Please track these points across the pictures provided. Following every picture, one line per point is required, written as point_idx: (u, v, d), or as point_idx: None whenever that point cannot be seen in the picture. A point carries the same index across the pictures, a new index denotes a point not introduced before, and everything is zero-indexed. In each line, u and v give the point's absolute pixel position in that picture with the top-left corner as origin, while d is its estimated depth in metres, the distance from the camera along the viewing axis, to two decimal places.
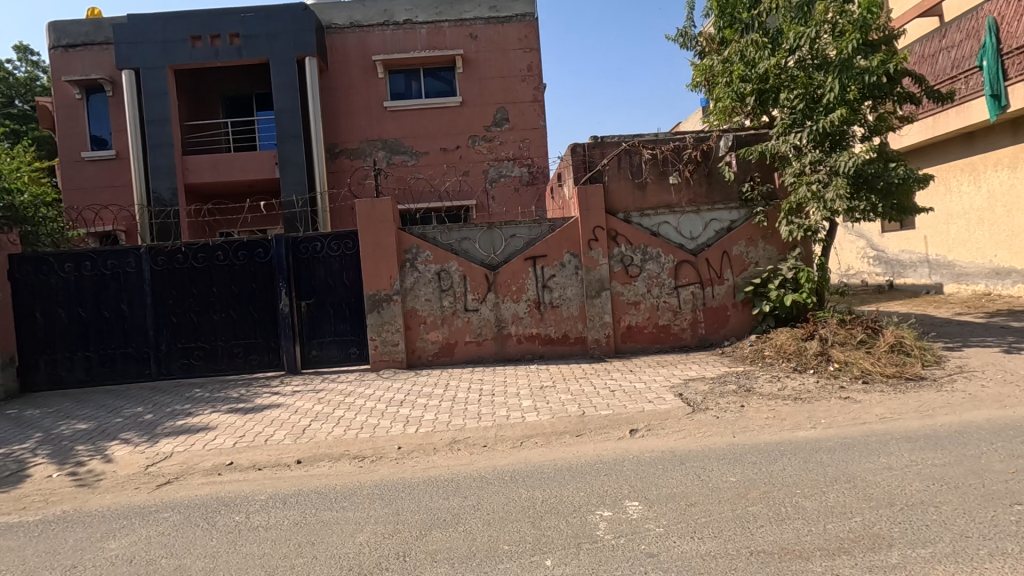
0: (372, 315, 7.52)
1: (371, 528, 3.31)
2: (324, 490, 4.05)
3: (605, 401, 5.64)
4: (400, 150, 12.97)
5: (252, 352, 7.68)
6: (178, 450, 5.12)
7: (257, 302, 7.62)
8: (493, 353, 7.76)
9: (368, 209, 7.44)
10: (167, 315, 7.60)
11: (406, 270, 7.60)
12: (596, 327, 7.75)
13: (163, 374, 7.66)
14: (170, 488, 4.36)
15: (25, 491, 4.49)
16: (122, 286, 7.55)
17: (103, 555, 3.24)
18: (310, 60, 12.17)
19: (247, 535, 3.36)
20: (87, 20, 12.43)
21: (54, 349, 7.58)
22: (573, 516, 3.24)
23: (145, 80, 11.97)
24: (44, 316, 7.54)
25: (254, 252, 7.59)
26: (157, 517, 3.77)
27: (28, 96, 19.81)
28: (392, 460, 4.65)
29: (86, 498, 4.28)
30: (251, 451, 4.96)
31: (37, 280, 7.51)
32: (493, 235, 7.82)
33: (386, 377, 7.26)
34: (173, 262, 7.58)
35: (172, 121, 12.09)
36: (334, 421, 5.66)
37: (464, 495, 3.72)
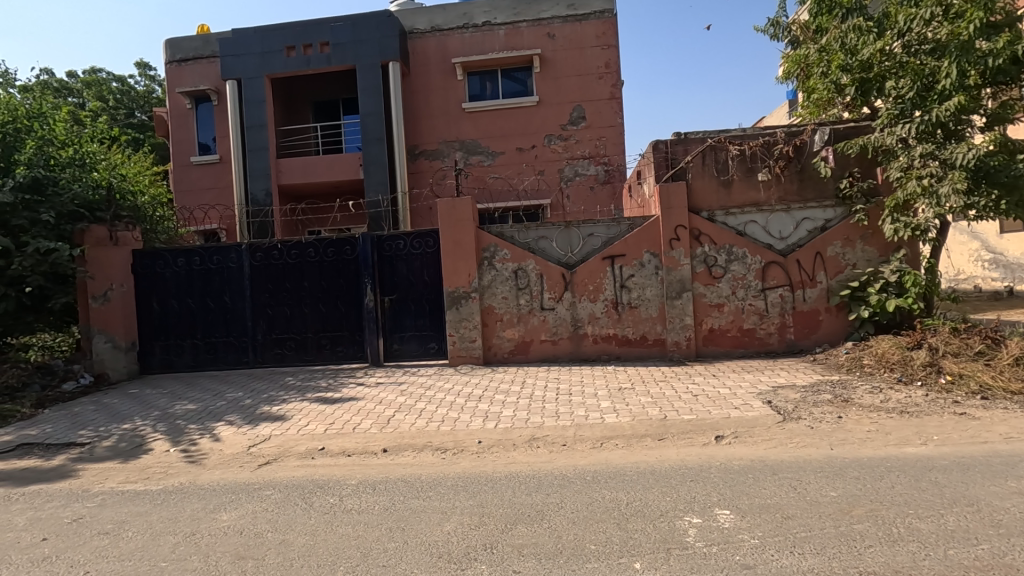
0: (450, 311, 7.70)
1: (457, 518, 3.39)
2: (410, 479, 4.19)
3: (687, 405, 5.47)
4: (477, 151, 13.21)
5: (338, 344, 8.09)
6: (275, 433, 5.50)
7: (344, 297, 8.02)
8: (569, 352, 7.72)
9: (449, 209, 7.62)
10: (263, 307, 8.15)
11: (484, 268, 7.72)
12: (675, 329, 7.54)
13: (259, 362, 8.22)
14: (270, 468, 4.69)
15: (148, 462, 4.99)
16: (225, 279, 8.17)
17: (216, 525, 3.52)
18: (393, 65, 12.67)
19: (342, 516, 3.55)
20: (197, 36, 13.57)
21: (167, 336, 8.33)
22: (661, 520, 3.17)
23: (246, 89, 12.91)
24: (160, 305, 8.30)
25: (342, 250, 8.00)
26: (261, 493, 4.06)
27: (147, 107, 22.04)
28: (472, 453, 4.75)
29: (199, 472, 4.69)
30: (340, 438, 5.23)
31: (154, 272, 8.29)
32: (571, 234, 7.77)
33: (463, 373, 7.41)
34: (269, 258, 8.10)
35: (267, 126, 12.95)
36: (416, 412, 5.86)
37: (546, 493, 3.73)
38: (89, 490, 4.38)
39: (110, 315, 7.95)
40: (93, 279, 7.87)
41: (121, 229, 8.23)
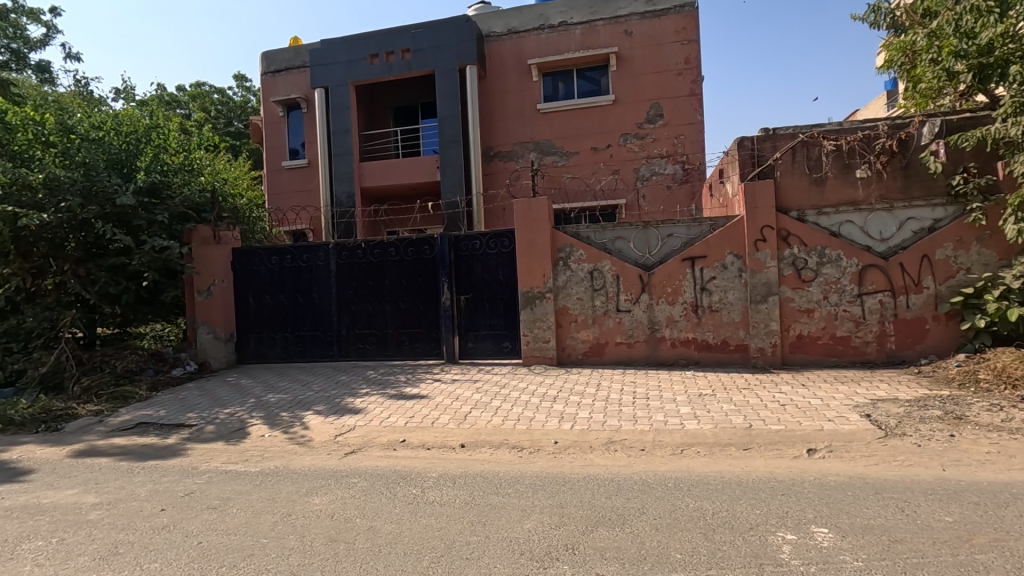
0: (525, 311, 7.75)
1: (537, 517, 3.40)
2: (490, 475, 4.25)
3: (774, 415, 5.20)
4: (551, 151, 13.22)
5: (416, 340, 8.36)
6: (359, 424, 5.76)
7: (422, 295, 8.27)
8: (645, 356, 7.55)
9: (525, 209, 7.67)
10: (347, 303, 8.55)
11: (559, 268, 7.69)
12: (760, 335, 7.17)
13: (343, 356, 8.64)
14: (356, 457, 4.92)
15: (247, 445, 5.38)
16: (313, 277, 8.64)
17: (311, 508, 3.73)
18: (470, 69, 12.94)
19: (425, 507, 3.65)
20: (290, 48, 14.47)
21: (261, 329, 8.93)
22: (752, 534, 3.03)
23: (333, 96, 13.62)
24: (255, 300, 8.90)
25: (421, 249, 8.25)
26: (349, 481, 4.26)
27: (243, 116, 23.71)
28: (549, 453, 4.75)
29: (292, 457, 4.99)
30: (420, 432, 5.40)
31: (250, 270, 8.89)
32: (648, 234, 7.60)
33: (537, 373, 7.42)
34: (354, 256, 8.49)
35: (352, 131, 13.60)
36: (492, 410, 5.94)
37: (628, 497, 3.67)
38: (197, 468, 4.78)
39: (213, 308, 8.62)
40: (199, 275, 8.57)
41: (223, 229, 8.86)
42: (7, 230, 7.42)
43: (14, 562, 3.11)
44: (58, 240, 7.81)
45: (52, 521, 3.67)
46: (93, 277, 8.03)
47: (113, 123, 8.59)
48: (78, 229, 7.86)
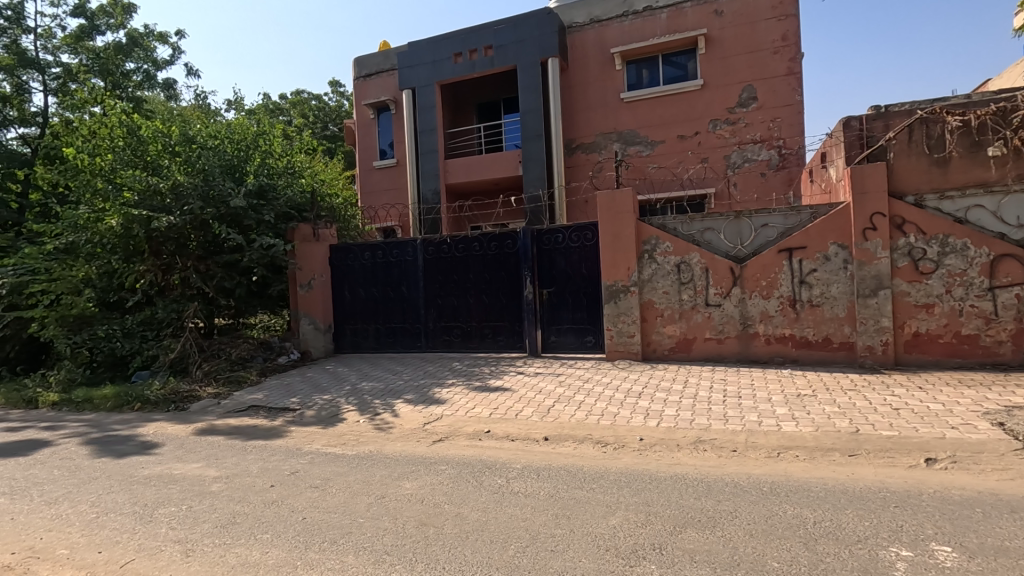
0: (608, 305, 7.63)
1: (623, 514, 3.35)
2: (574, 469, 4.24)
3: (886, 420, 4.76)
4: (635, 141, 12.88)
5: (499, 333, 8.50)
6: (446, 413, 5.96)
7: (505, 289, 8.38)
8: (736, 352, 7.19)
9: (608, 201, 7.55)
10: (434, 297, 8.84)
11: (645, 261, 7.49)
12: (868, 332, 6.59)
13: (430, 348, 8.95)
14: (443, 445, 5.09)
15: (344, 430, 5.73)
16: (402, 271, 9.02)
17: (402, 492, 3.92)
18: (552, 61, 12.88)
19: (510, 497, 3.72)
20: (379, 53, 15.13)
21: (355, 321, 9.45)
22: (860, 547, 2.80)
23: (419, 96, 14.10)
24: (350, 293, 9.43)
25: (504, 243, 8.36)
26: (437, 468, 4.42)
27: (338, 120, 25.20)
28: (634, 450, 4.65)
29: (384, 442, 5.26)
30: (504, 423, 5.50)
31: (345, 265, 9.43)
32: (741, 224, 7.29)
33: (621, 368, 7.29)
34: (440, 251, 8.76)
35: (437, 130, 14.00)
36: (576, 404, 5.91)
37: (718, 499, 3.52)
38: (302, 448, 5.16)
39: (313, 301, 9.26)
40: (301, 270, 9.23)
41: (322, 227, 9.47)
42: (142, 231, 8.36)
43: (152, 524, 3.53)
44: (183, 240, 8.72)
45: (181, 490, 4.13)
46: (211, 273, 8.89)
47: (227, 132, 9.44)
48: (199, 229, 8.74)
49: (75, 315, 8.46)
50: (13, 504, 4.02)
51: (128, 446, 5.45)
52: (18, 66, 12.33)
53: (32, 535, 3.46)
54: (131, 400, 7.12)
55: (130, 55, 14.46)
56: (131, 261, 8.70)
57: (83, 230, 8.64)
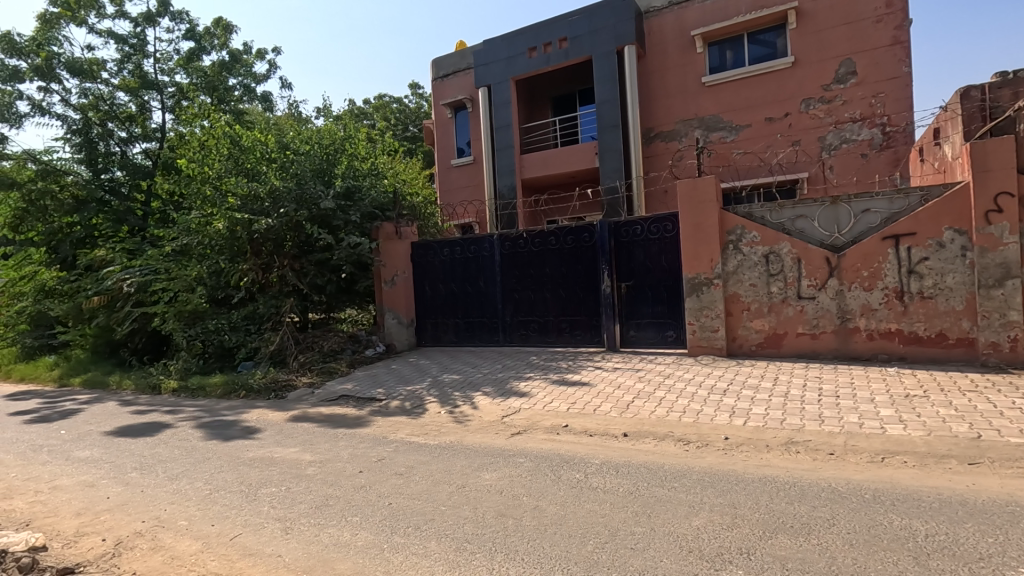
0: (690, 298, 7.34)
1: (707, 514, 3.22)
2: (655, 466, 4.13)
3: (1014, 425, 4.24)
4: (718, 126, 12.27)
5: (577, 327, 8.44)
6: (524, 407, 6.01)
7: (582, 282, 8.30)
8: (833, 349, 6.68)
9: (689, 189, 7.26)
10: (511, 292, 8.92)
11: (729, 253, 7.14)
12: (992, 327, 5.90)
13: (508, 342, 9.05)
14: (521, 438, 5.13)
15: (426, 420, 5.94)
16: (479, 267, 9.18)
17: (482, 482, 4.01)
18: (629, 49, 12.57)
19: (588, 492, 3.69)
20: (456, 52, 15.43)
21: (436, 315, 9.75)
22: (981, 566, 2.52)
23: (495, 93, 14.26)
24: (430, 288, 9.73)
25: (581, 237, 8.27)
26: (516, 460, 4.47)
27: (418, 121, 26.00)
28: (719, 449, 4.45)
29: (464, 433, 5.39)
30: (582, 418, 5.46)
31: (425, 261, 9.74)
32: (838, 210, 6.70)
33: (705, 364, 7.00)
34: (517, 246, 8.82)
35: (513, 125, 14.10)
36: (656, 400, 5.76)
37: (813, 504, 3.29)
38: (388, 437, 5.41)
39: (396, 296, 9.58)
40: (385, 266, 9.54)
41: (404, 225, 9.86)
42: (245, 233, 9.08)
43: (256, 502, 3.85)
44: (280, 241, 9.39)
45: (281, 472, 4.46)
46: (305, 270, 9.52)
47: (317, 138, 10.04)
48: (294, 230, 9.38)
49: (189, 311, 9.31)
50: (143, 478, 4.53)
51: (235, 430, 5.97)
52: (141, 87, 13.78)
53: (158, 506, 3.89)
54: (238, 388, 7.79)
55: (232, 71, 15.69)
56: (235, 260, 9.46)
57: (196, 233, 9.51)
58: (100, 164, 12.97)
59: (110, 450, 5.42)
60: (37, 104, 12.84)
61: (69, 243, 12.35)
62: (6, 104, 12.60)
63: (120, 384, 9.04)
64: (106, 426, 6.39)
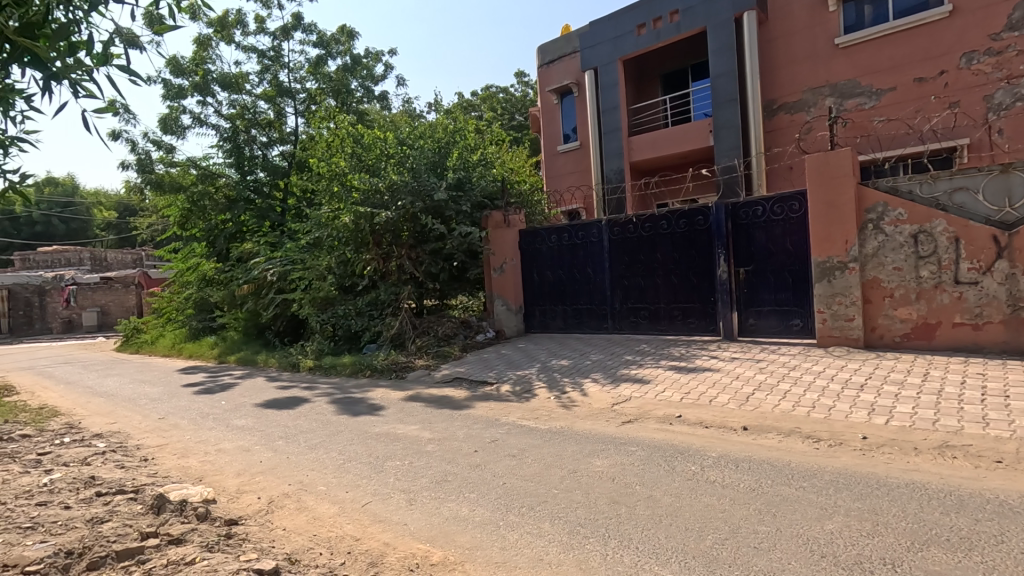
0: (820, 284, 6.71)
1: (842, 519, 2.96)
2: (780, 464, 3.86)
3: None
4: (855, 93, 11.02)
5: (690, 315, 8.09)
6: (635, 395, 5.90)
7: (696, 268, 7.93)
8: (1000, 342, 5.82)
9: (820, 164, 6.62)
10: (620, 278, 8.75)
11: (868, 233, 6.45)
12: None
13: (617, 329, 8.90)
14: (632, 426, 5.05)
15: (536, 405, 6.05)
16: (588, 253, 9.10)
17: (593, 468, 4.00)
18: (748, 15, 11.69)
19: (706, 486, 3.54)
20: (561, 37, 15.25)
21: (544, 302, 9.82)
22: None
23: (602, 75, 13.97)
24: (538, 276, 9.80)
25: (694, 220, 7.89)
26: (627, 448, 4.40)
27: (523, 110, 26.20)
28: (855, 449, 4.05)
29: (574, 419, 5.41)
30: (698, 409, 5.25)
31: (533, 248, 9.84)
32: (1010, 179, 5.84)
33: (837, 355, 6.39)
34: (626, 232, 8.62)
35: (621, 107, 13.75)
36: (780, 393, 5.38)
37: (975, 517, 2.90)
38: (500, 419, 5.59)
39: (506, 283, 9.79)
40: (494, 255, 9.78)
41: (512, 213, 10.00)
42: (368, 226, 9.77)
43: (384, 473, 4.17)
44: (398, 232, 9.98)
45: (404, 447, 4.79)
46: (421, 259, 10.02)
47: (430, 132, 10.48)
48: (410, 222, 9.93)
49: (321, 297, 10.32)
50: (287, 446, 5.09)
51: (362, 407, 6.50)
52: (278, 96, 15.28)
53: (301, 471, 4.35)
54: (363, 368, 8.47)
55: (354, 74, 16.85)
56: (359, 251, 10.20)
57: (326, 227, 10.41)
58: (246, 167, 14.41)
59: (261, 420, 6.15)
60: (196, 116, 14.72)
61: (223, 237, 14.07)
62: (174, 118, 14.57)
63: (266, 362, 10.22)
64: (256, 399, 7.25)
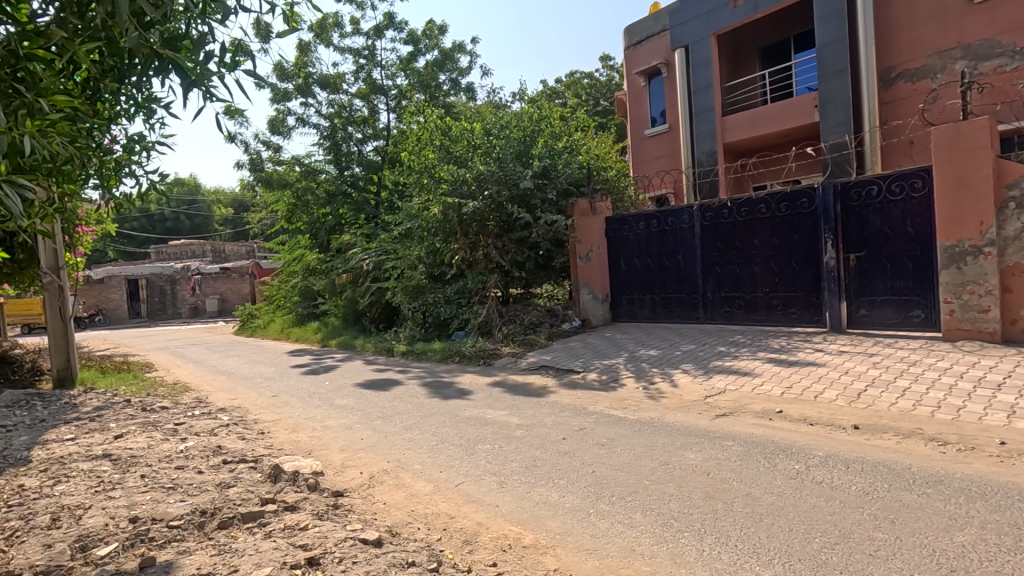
0: (947, 271, 6.02)
1: (976, 532, 2.66)
2: (897, 467, 3.54)
3: None
4: (992, 53, 9.71)
5: (791, 305, 7.58)
6: (729, 388, 5.64)
7: (798, 255, 7.42)
8: None
9: (949, 136, 5.93)
10: (713, 266, 8.36)
11: (1009, 214, 5.70)
12: None
13: (709, 319, 8.52)
14: (727, 420, 4.83)
15: (624, 395, 5.95)
16: (678, 240, 8.76)
17: (686, 461, 3.88)
18: None
19: (812, 486, 3.31)
20: (650, 16, 14.67)
21: (631, 291, 9.55)
22: None
23: (694, 53, 13.34)
24: (625, 264, 9.56)
25: (798, 203, 7.36)
26: (722, 443, 4.22)
27: (608, 94, 25.61)
28: (989, 456, 3.62)
29: (664, 411, 5.26)
30: (800, 405, 4.93)
31: (620, 236, 9.59)
32: None
33: (967, 351, 5.72)
34: (719, 217, 8.20)
35: (714, 86, 13.06)
36: (897, 390, 4.91)
37: None
38: (587, 408, 5.57)
39: (592, 271, 9.59)
40: (580, 243, 9.66)
41: (599, 200, 9.76)
42: (456, 216, 10.02)
43: (475, 456, 4.30)
44: (484, 221, 10.17)
45: (493, 432, 4.90)
46: (507, 248, 10.14)
47: (516, 121, 10.53)
48: (497, 211, 10.07)
49: (413, 285, 10.75)
50: (385, 425, 5.39)
51: (452, 391, 6.72)
52: (372, 93, 16.02)
53: (398, 450, 4.59)
54: (453, 354, 8.76)
55: (442, 68, 17.28)
56: (448, 241, 10.49)
57: (416, 218, 10.82)
58: (344, 162, 15.31)
59: (360, 400, 6.54)
60: (300, 117, 15.79)
61: (324, 230, 15.04)
62: (281, 119, 15.72)
63: (364, 346, 10.85)
64: (356, 381, 7.73)
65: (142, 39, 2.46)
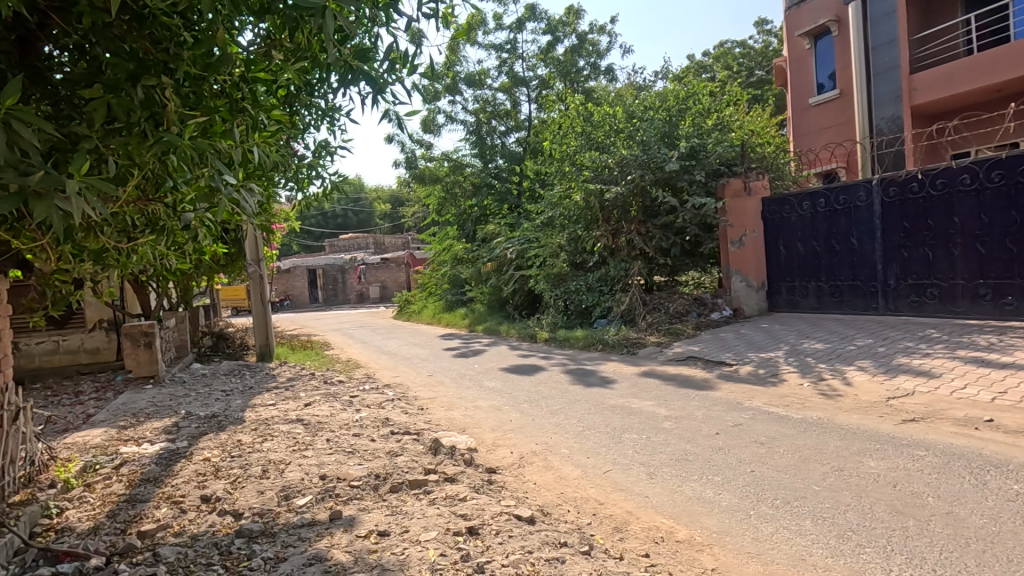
0: None
1: None
2: None
3: None
4: None
5: (1005, 294, 6.43)
6: (920, 390, 4.89)
7: (1017, 233, 6.25)
8: None
9: None
10: (898, 248, 7.27)
11: None
12: None
13: (890, 310, 7.47)
14: (916, 426, 4.19)
15: (786, 391, 5.45)
16: (852, 220, 7.75)
17: (865, 469, 3.46)
18: None
19: None
20: None
21: (792, 278, 8.66)
22: None
23: (874, 4, 11.63)
24: (785, 248, 8.68)
25: (1017, 170, 6.19)
26: (912, 452, 3.67)
27: (764, 63, 23.36)
28: None
29: (836, 411, 4.72)
30: (1019, 415, 4.10)
31: (780, 218, 8.72)
32: None
33: None
34: (907, 191, 7.11)
35: (899, 40, 11.29)
36: None
37: None
38: (743, 403, 5.20)
39: (746, 257, 8.86)
40: (732, 227, 8.90)
41: (754, 179, 8.94)
42: (597, 203, 9.96)
43: (622, 445, 4.26)
44: (626, 207, 9.87)
45: (640, 422, 4.80)
46: (651, 234, 9.81)
47: (660, 102, 10.14)
48: (640, 196, 9.75)
49: (555, 273, 10.91)
50: (532, 409, 5.57)
51: (597, 379, 6.72)
52: (514, 86, 16.43)
53: (546, 434, 4.70)
54: (596, 342, 8.73)
55: (581, 53, 17.14)
56: (589, 228, 10.46)
57: (558, 206, 10.96)
58: (488, 155, 15.97)
59: (508, 384, 6.83)
60: (449, 115, 16.74)
61: (471, 221, 15.87)
62: (432, 118, 16.83)
63: (508, 332, 11.30)
64: (503, 365, 8.08)
65: (340, 56, 2.78)
